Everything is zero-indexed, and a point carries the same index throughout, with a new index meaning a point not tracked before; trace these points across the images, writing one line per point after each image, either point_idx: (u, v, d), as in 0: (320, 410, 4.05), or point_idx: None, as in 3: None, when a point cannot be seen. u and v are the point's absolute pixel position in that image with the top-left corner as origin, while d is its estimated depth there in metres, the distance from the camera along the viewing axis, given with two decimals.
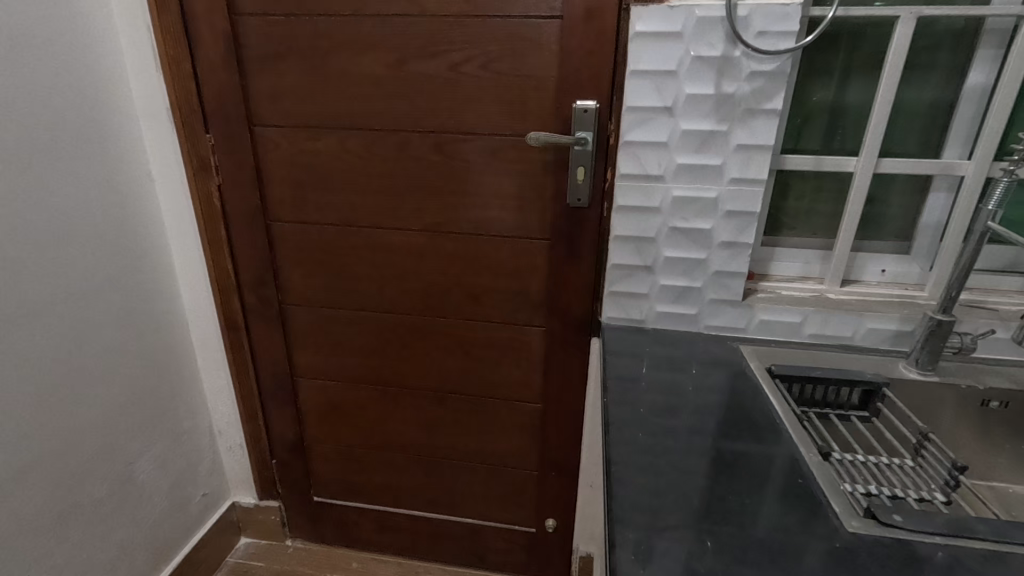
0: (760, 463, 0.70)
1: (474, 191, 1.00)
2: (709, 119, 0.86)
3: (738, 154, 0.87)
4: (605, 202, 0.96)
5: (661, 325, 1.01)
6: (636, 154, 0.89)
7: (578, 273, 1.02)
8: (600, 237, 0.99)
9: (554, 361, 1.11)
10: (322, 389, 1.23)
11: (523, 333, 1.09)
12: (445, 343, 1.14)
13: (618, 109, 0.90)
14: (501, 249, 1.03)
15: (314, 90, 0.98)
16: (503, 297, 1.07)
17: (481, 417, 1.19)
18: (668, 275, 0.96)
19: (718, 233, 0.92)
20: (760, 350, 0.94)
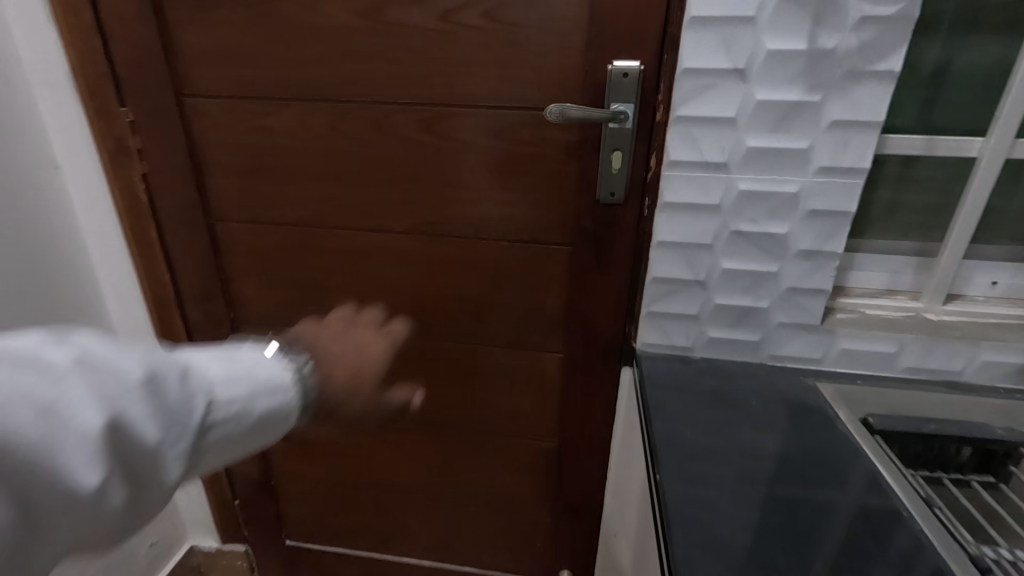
0: (840, 519, 0.56)
1: (474, 183, 0.77)
2: (796, 87, 0.63)
3: (832, 135, 0.64)
4: (646, 198, 0.73)
5: (713, 354, 0.80)
6: (694, 134, 0.67)
7: (609, 288, 0.80)
8: (638, 243, 0.76)
9: (574, 394, 0.89)
10: (289, 421, 1.02)
11: (535, 360, 0.87)
12: (439, 370, 0.92)
13: (670, 74, 0.66)
14: (509, 255, 0.81)
15: (261, 48, 0.74)
16: (511, 315, 0.85)
17: (483, 457, 0.98)
18: (726, 293, 0.75)
19: (796, 239, 0.70)
20: (844, 392, 0.73)
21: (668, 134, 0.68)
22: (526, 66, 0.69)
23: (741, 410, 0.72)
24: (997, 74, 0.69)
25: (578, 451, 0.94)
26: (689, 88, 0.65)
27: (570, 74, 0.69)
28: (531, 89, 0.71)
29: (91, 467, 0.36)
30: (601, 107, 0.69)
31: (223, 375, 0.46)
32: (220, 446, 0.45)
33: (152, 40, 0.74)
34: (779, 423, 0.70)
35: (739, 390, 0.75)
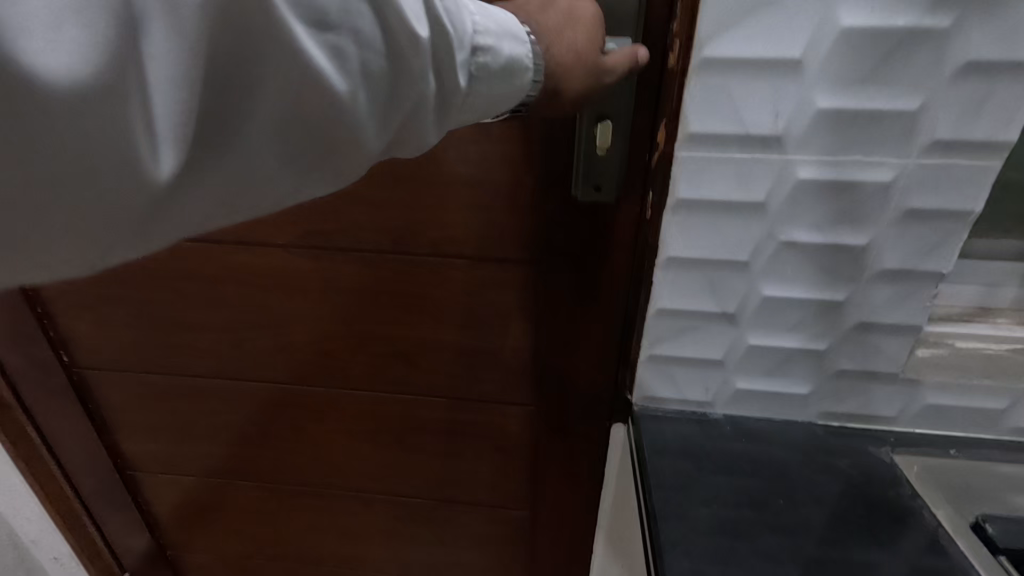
0: None
1: (391, 174, 0.52)
2: (909, 4, 0.37)
3: (960, 90, 0.38)
4: (648, 195, 0.48)
5: (741, 410, 0.56)
6: (731, 90, 0.41)
7: (591, 323, 0.57)
8: (633, 261, 0.52)
9: (548, 456, 0.66)
10: (176, 485, 0.79)
11: (493, 412, 0.65)
12: (365, 426, 0.68)
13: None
14: (451, 278, 0.57)
15: None
16: (459, 358, 0.62)
17: (431, 527, 0.76)
18: (764, 329, 0.50)
19: (880, 254, 0.45)
20: (934, 471, 0.51)
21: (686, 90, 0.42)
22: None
23: (784, 499, 0.49)
24: None
25: (551, 525, 0.72)
26: (726, 8, 0.38)
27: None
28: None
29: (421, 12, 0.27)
30: None
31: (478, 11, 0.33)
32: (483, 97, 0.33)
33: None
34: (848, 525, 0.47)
35: (781, 467, 0.52)
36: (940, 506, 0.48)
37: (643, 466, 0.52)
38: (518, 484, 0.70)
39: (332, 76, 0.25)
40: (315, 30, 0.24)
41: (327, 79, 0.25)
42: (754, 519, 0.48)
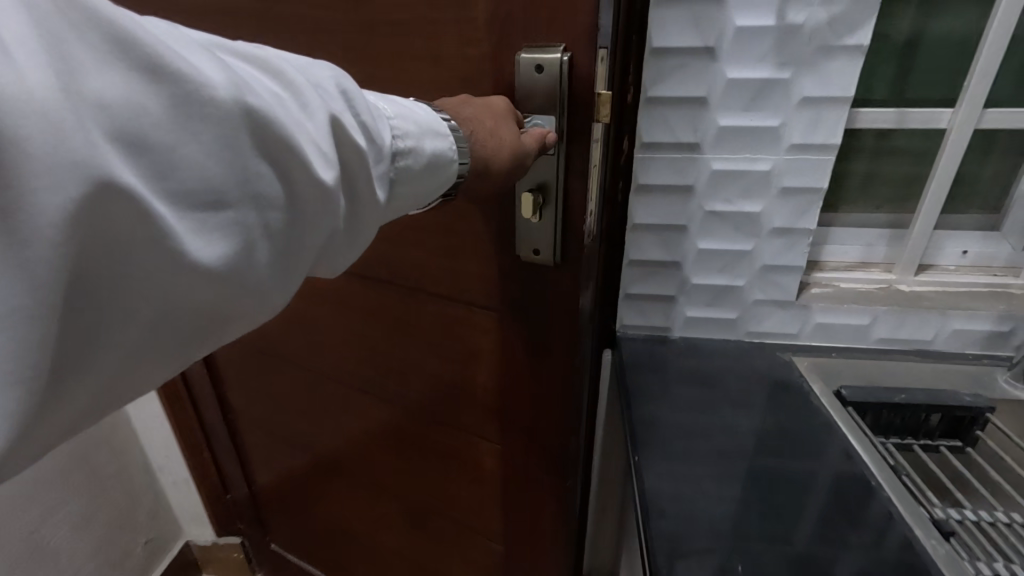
0: (805, 498, 0.57)
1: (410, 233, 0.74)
2: (767, 64, 0.62)
3: (803, 113, 0.64)
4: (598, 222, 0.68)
5: (691, 333, 0.81)
6: (666, 115, 0.66)
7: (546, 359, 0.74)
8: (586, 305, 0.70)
9: (513, 478, 0.86)
10: (264, 448, 1.08)
11: (473, 438, 0.85)
12: (385, 434, 0.93)
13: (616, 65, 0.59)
14: (446, 328, 0.78)
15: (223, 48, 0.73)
16: (450, 390, 0.83)
17: (430, 522, 0.99)
18: (703, 273, 0.75)
19: (769, 217, 0.70)
20: (819, 365, 0.75)
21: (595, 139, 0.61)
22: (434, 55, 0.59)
23: (721, 390, 0.73)
24: (970, 44, 0.70)
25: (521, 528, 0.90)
26: (658, 68, 0.64)
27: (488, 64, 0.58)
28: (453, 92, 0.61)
29: (323, 165, 0.38)
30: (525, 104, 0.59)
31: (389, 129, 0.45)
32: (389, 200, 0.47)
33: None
34: (753, 399, 0.71)
35: (722, 374, 0.76)
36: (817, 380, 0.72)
37: (624, 376, 0.77)
38: (492, 502, 0.90)
39: (217, 251, 0.34)
40: (202, 227, 0.33)
41: (216, 258, 0.34)
42: (694, 400, 0.72)
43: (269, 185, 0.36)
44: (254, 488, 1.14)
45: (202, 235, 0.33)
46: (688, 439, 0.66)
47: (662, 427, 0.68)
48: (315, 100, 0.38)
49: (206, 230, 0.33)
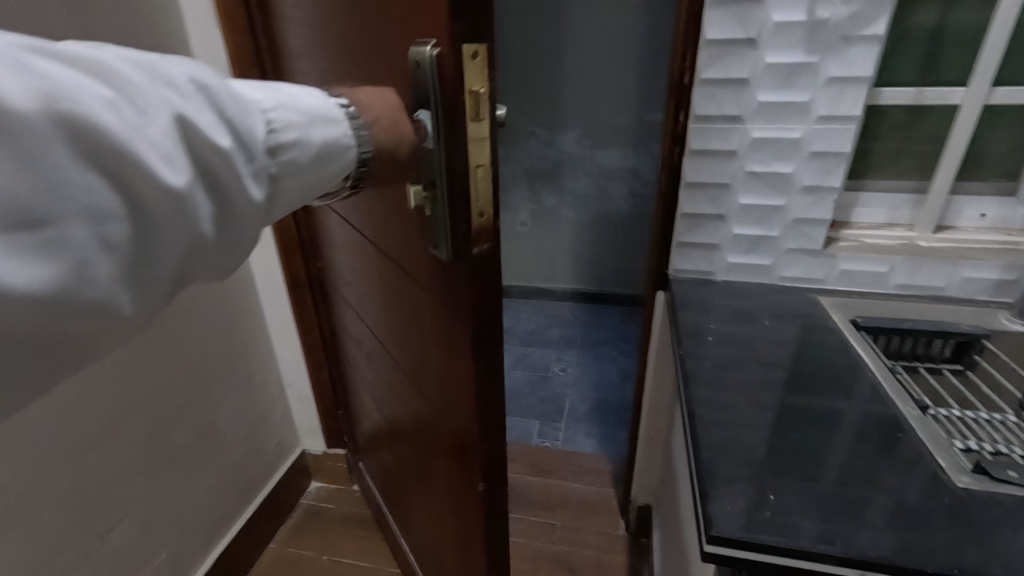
0: (832, 413, 0.67)
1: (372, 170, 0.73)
2: (798, 50, 0.78)
3: (829, 89, 0.79)
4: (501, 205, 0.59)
5: (733, 277, 0.97)
6: (714, 93, 0.84)
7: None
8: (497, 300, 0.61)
9: (449, 467, 0.80)
10: (350, 373, 1.27)
11: (427, 412, 0.83)
12: (391, 382, 0.96)
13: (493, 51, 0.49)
14: (405, 296, 0.76)
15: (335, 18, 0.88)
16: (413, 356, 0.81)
17: (416, 484, 1.00)
18: (743, 224, 0.92)
19: (799, 177, 0.86)
20: (840, 303, 0.90)
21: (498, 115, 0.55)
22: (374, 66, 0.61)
23: (757, 319, 0.88)
24: (980, 33, 0.84)
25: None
26: (710, 54, 0.82)
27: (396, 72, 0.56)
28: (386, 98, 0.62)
29: (171, 168, 0.34)
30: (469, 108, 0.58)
31: (256, 128, 0.41)
32: (275, 194, 0.44)
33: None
34: (784, 326, 0.86)
35: (759, 306, 0.91)
36: (836, 311, 0.87)
37: (675, 307, 0.93)
38: (440, 484, 0.86)
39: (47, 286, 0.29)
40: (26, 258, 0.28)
41: (55, 288, 0.30)
42: (733, 326, 0.87)
43: (101, 203, 0.31)
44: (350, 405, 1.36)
45: (35, 265, 0.29)
46: (729, 351, 0.81)
47: (707, 342, 0.83)
48: (152, 101, 0.34)
49: (43, 254, 0.29)
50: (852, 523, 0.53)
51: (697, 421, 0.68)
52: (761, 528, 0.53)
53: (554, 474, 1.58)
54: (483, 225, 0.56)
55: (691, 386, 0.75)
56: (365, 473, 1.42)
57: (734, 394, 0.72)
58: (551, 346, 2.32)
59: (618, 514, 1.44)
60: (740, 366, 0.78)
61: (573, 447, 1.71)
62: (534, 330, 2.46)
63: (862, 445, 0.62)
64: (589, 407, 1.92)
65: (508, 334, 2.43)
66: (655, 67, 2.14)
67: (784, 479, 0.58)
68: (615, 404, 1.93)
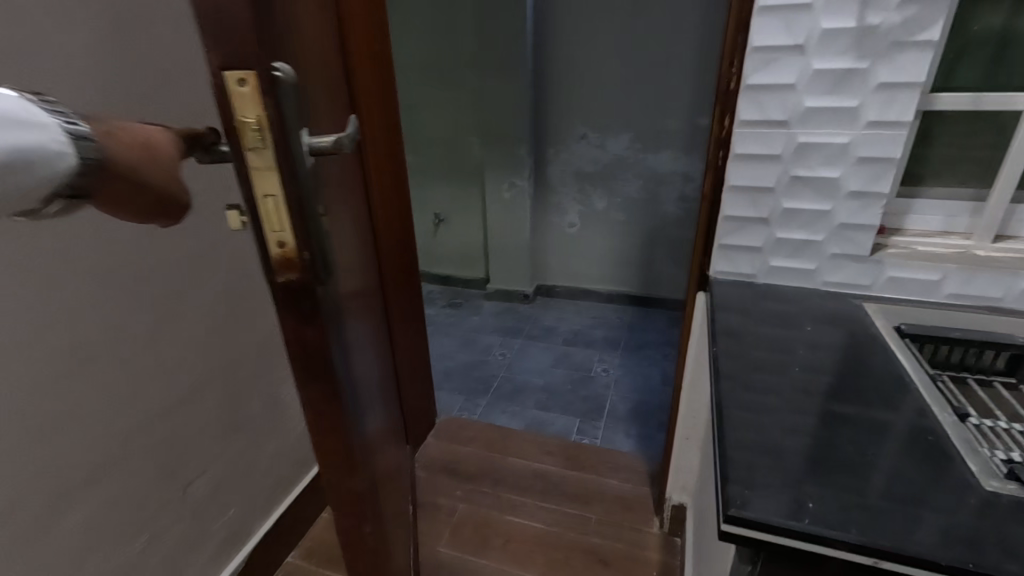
0: (878, 422, 0.67)
1: (313, 120, 0.69)
2: (847, 56, 0.79)
3: (879, 95, 0.79)
4: (321, 231, 0.53)
5: (775, 281, 0.97)
6: (760, 98, 0.85)
7: (341, 346, 0.65)
8: (323, 332, 0.56)
9: None
10: None
11: None
12: None
13: (273, 81, 0.44)
14: None
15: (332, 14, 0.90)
16: None
17: None
18: (787, 228, 0.92)
19: (846, 182, 0.86)
20: (885, 309, 0.89)
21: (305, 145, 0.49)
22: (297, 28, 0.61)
23: (799, 323, 0.88)
24: None
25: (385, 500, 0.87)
26: (757, 61, 0.84)
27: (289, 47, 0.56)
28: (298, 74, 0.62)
29: None
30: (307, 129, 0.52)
31: None
32: None
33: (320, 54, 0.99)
34: (826, 331, 0.86)
35: (802, 311, 0.91)
36: (881, 317, 0.87)
37: (713, 307, 0.94)
38: None
39: None
40: None
41: None
42: (773, 328, 0.87)
43: None
44: None
45: None
46: (766, 352, 0.82)
47: (744, 342, 0.85)
48: None
49: None
50: (886, 527, 0.53)
51: (724, 412, 0.70)
52: (800, 529, 0.53)
53: (591, 470, 1.62)
54: (286, 257, 0.50)
55: (722, 381, 0.77)
56: None
57: (764, 391, 0.74)
58: (595, 346, 2.35)
59: (653, 512, 1.45)
60: (773, 365, 0.79)
61: (611, 445, 1.73)
62: (578, 329, 2.49)
63: (897, 450, 0.62)
64: (629, 407, 1.93)
65: (552, 333, 2.48)
66: (711, 70, 2.13)
67: (807, 471, 0.60)
68: (655, 407, 1.94)
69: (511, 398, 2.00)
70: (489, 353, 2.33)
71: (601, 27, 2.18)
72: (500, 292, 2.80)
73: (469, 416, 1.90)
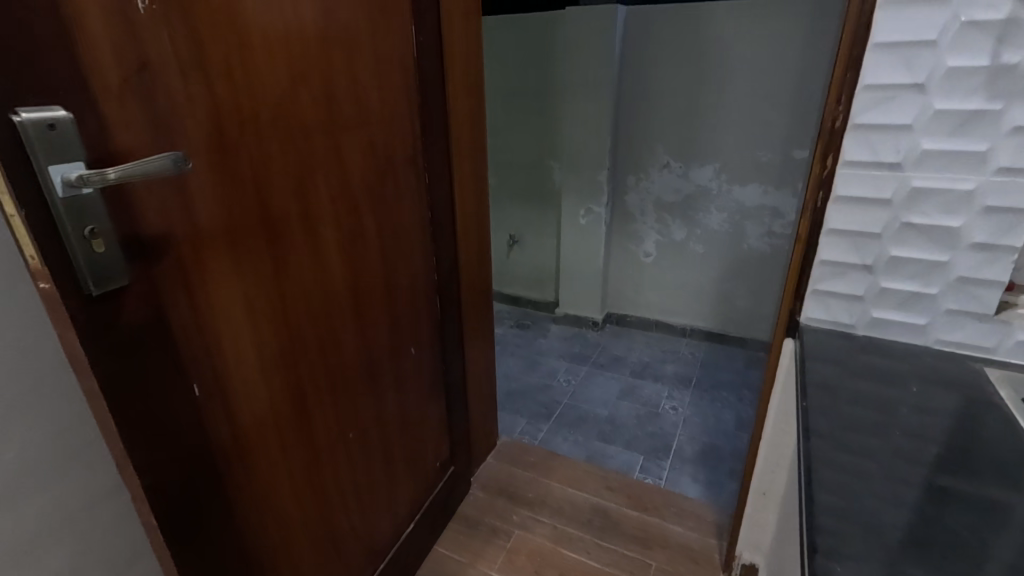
0: (994, 505, 0.59)
1: (216, 132, 0.68)
2: (977, 96, 0.72)
3: (1015, 139, 0.72)
4: (77, 249, 0.54)
5: (876, 333, 0.90)
6: (867, 138, 0.80)
7: (154, 354, 0.64)
8: (82, 339, 0.57)
9: (230, 484, 0.79)
10: (423, 357, 1.29)
11: (257, 422, 0.82)
12: (335, 380, 0.98)
13: (10, 124, 0.48)
14: (241, 302, 0.76)
15: (347, 13, 0.87)
16: (258, 364, 0.81)
17: (326, 488, 1.00)
18: (892, 277, 0.85)
19: (969, 233, 0.78)
20: (1010, 377, 0.78)
21: (56, 179, 0.51)
22: (180, 58, 0.62)
23: (900, 383, 0.80)
24: None
25: (258, 511, 0.86)
26: (865, 100, 0.79)
27: (134, 85, 0.58)
28: (176, 103, 0.63)
29: None
30: (109, 175, 0.53)
31: None
32: None
33: (405, 84, 1.05)
34: (934, 395, 0.77)
35: (910, 369, 0.83)
36: (1005, 387, 0.77)
37: (803, 363, 0.87)
38: (266, 492, 0.86)
39: None
40: None
41: None
42: (869, 384, 0.80)
43: None
44: (443, 390, 1.41)
45: None
46: (861, 410, 0.75)
47: (835, 396, 0.78)
48: None
49: None
50: None
51: (813, 474, 0.64)
52: None
53: (653, 512, 1.55)
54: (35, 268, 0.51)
55: (811, 438, 0.71)
56: (450, 467, 1.51)
57: (857, 453, 0.67)
58: (664, 381, 2.26)
59: (720, 568, 1.36)
60: (869, 426, 0.72)
61: (676, 488, 1.65)
62: (649, 362, 2.42)
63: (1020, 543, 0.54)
64: (697, 450, 1.84)
65: (621, 363, 2.42)
66: (810, 102, 2.02)
67: (911, 553, 0.53)
68: (727, 452, 1.83)
69: (574, 427, 1.97)
70: (555, 378, 2.31)
71: (691, 57, 2.15)
72: (570, 317, 2.78)
73: (530, 440, 1.89)
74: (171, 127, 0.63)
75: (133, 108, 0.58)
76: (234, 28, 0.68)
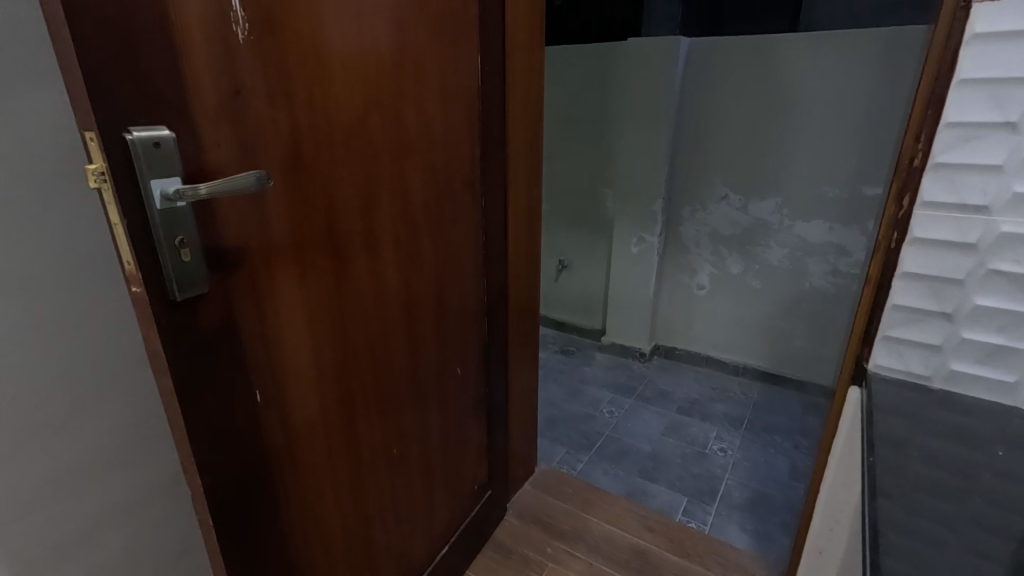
0: None
1: (293, 153, 0.73)
2: None
3: None
4: (167, 257, 0.58)
5: (954, 388, 0.83)
6: (951, 179, 0.75)
7: (222, 357, 0.68)
8: (162, 338, 0.61)
9: (279, 488, 0.81)
10: (468, 377, 1.30)
11: (309, 430, 0.85)
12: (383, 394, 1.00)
13: (122, 141, 0.53)
14: (304, 313, 0.80)
15: (418, 45, 0.91)
16: (315, 373, 0.84)
17: (367, 501, 1.02)
18: (976, 328, 0.79)
19: None
20: None
21: (156, 192, 0.56)
22: (267, 85, 0.67)
23: (985, 445, 0.73)
24: None
25: (303, 517, 0.88)
26: (949, 139, 0.75)
27: (225, 108, 0.63)
28: (261, 125, 0.68)
29: None
30: (196, 190, 0.57)
31: None
32: None
33: (467, 109, 1.08)
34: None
35: (996, 431, 0.75)
36: None
37: (870, 415, 0.81)
38: (312, 499, 0.88)
39: None
40: None
41: None
42: (947, 444, 0.73)
43: None
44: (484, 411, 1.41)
45: None
46: (938, 472, 0.69)
47: (908, 454, 0.72)
48: None
49: None
50: None
51: (880, 537, 0.59)
52: None
53: (695, 559, 1.47)
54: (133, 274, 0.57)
55: (878, 499, 0.65)
56: (487, 491, 1.50)
57: (934, 520, 0.61)
58: (712, 420, 2.17)
59: None
60: (946, 490, 0.66)
61: (721, 535, 1.56)
62: (697, 399, 2.32)
63: None
64: (746, 497, 1.73)
65: (668, 398, 2.34)
66: (884, 137, 1.93)
67: None
68: (779, 502, 1.71)
69: (615, 460, 1.91)
70: (598, 408, 2.26)
71: (755, 89, 2.11)
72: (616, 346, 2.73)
73: (568, 470, 1.85)
74: (253, 147, 0.67)
75: (223, 128, 0.63)
76: (316, 59, 0.73)
